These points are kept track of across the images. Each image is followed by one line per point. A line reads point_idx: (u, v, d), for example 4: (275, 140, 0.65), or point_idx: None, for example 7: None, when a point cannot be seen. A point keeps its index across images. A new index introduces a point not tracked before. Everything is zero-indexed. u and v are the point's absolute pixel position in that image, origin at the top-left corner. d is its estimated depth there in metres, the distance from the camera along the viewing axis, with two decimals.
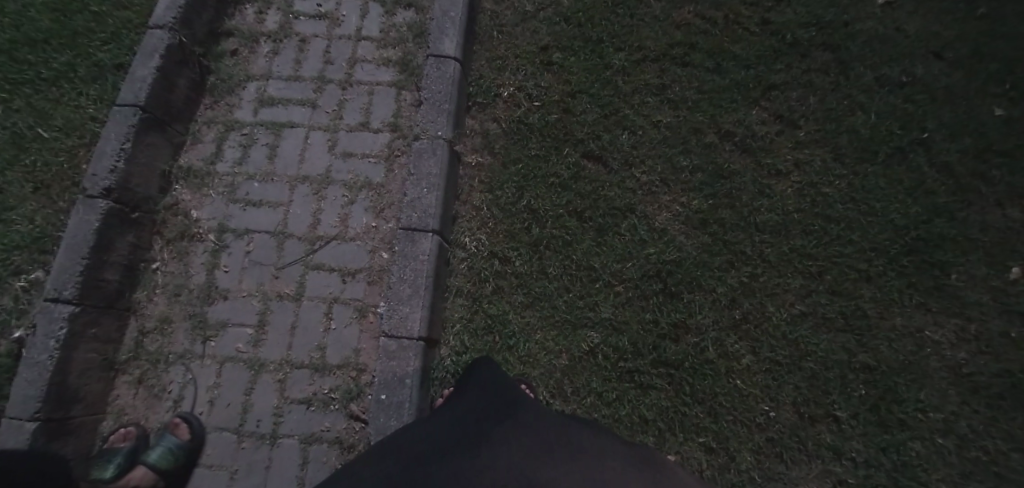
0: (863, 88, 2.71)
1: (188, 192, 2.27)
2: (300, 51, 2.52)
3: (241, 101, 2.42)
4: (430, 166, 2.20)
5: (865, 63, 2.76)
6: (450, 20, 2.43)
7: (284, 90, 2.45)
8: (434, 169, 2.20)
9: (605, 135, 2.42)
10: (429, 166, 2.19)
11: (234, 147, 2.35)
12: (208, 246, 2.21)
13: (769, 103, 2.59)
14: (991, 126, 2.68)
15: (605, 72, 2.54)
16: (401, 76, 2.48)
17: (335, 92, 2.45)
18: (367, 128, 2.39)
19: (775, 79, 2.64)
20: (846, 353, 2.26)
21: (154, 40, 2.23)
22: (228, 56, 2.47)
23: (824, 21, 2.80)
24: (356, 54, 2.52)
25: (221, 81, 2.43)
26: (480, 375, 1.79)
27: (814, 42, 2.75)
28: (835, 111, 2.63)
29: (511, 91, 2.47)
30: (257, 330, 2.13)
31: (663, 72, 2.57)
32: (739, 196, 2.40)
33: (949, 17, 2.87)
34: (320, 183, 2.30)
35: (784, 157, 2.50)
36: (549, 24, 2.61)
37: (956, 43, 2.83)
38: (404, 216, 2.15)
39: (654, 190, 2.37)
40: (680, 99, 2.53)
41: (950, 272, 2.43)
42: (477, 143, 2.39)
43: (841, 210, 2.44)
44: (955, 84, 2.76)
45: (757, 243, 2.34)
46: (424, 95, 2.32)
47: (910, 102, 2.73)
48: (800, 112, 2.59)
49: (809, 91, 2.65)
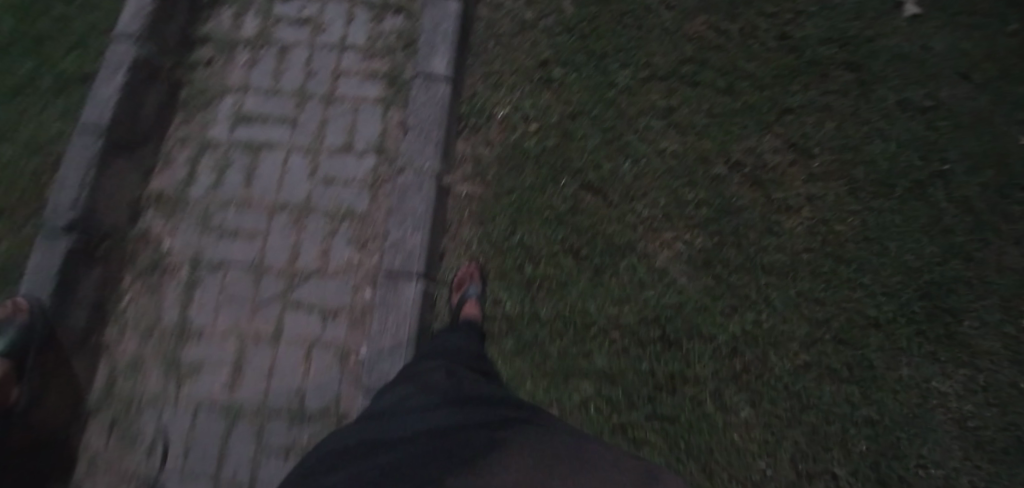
0: (883, 113, 2.54)
1: (159, 220, 2.13)
2: (280, 61, 2.33)
3: (215, 118, 2.25)
4: (415, 204, 2.05)
5: (887, 84, 2.59)
6: (440, 34, 2.24)
7: (262, 106, 2.28)
8: (420, 207, 2.05)
9: (606, 164, 2.25)
10: (414, 204, 2.05)
11: (208, 171, 2.20)
12: (181, 281, 2.08)
13: (784, 129, 2.41)
14: (1016, 157, 2.54)
15: (608, 91, 2.34)
16: (388, 92, 2.30)
17: (317, 109, 2.28)
18: (349, 151, 2.23)
19: (792, 102, 2.45)
20: (849, 406, 2.17)
21: (118, 55, 2.09)
22: (202, 67, 2.31)
23: (846, 37, 2.61)
24: (339, 66, 2.34)
25: (195, 95, 2.27)
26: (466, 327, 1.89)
27: (835, 60, 2.56)
28: (853, 139, 2.46)
29: (506, 112, 2.28)
30: (233, 373, 2.00)
31: (673, 91, 2.38)
32: (746, 234, 2.25)
33: (976, 34, 2.73)
34: (299, 211, 2.16)
35: (797, 191, 2.34)
36: (550, 35, 2.41)
37: (982, 64, 2.69)
38: (385, 260, 2.02)
39: (657, 226, 2.22)
40: (689, 123, 2.35)
41: (962, 318, 2.32)
42: (469, 172, 2.22)
43: (854, 249, 2.31)
44: (980, 110, 2.62)
45: (762, 285, 2.21)
46: (410, 118, 2.15)
47: (933, 129, 2.58)
48: (817, 140, 2.42)
49: (826, 115, 2.47)
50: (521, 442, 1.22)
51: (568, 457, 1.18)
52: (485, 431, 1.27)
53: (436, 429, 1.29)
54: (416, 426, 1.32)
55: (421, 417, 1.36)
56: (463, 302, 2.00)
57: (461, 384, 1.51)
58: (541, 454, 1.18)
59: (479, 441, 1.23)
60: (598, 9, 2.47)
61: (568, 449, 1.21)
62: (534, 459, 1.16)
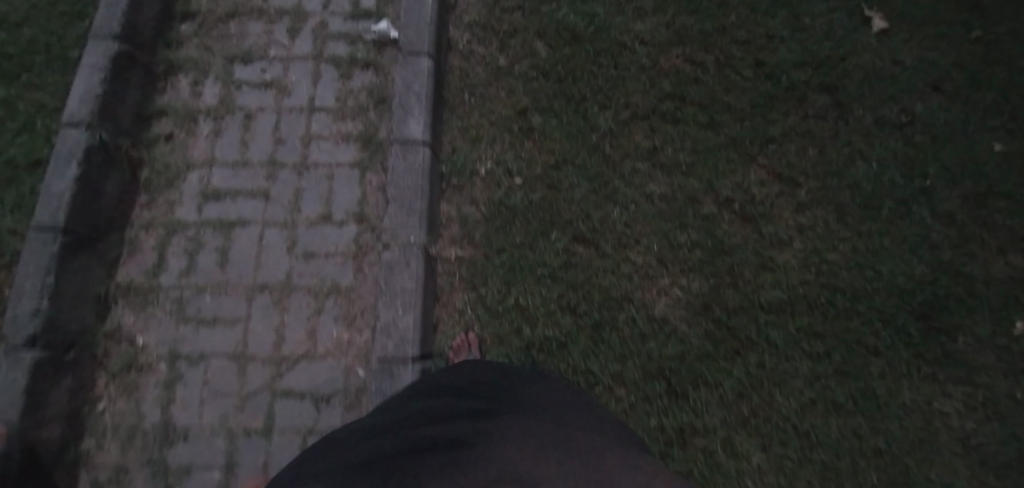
0: (863, 132, 2.52)
1: (131, 314, 2.01)
2: (246, 128, 2.24)
3: (182, 197, 2.15)
4: (404, 280, 1.97)
5: (863, 103, 2.57)
6: (413, 97, 2.16)
7: (230, 180, 2.17)
8: (410, 283, 1.97)
9: (596, 213, 2.19)
10: (404, 281, 1.96)
11: (179, 255, 2.08)
12: (160, 377, 1.96)
13: (768, 160, 2.38)
14: (992, 165, 2.56)
15: (590, 136, 2.29)
16: (364, 154, 2.21)
17: (290, 179, 2.17)
18: (328, 221, 2.12)
19: (774, 131, 2.41)
20: (857, 438, 2.16)
21: (70, 142, 1.94)
22: (162, 141, 2.20)
23: (820, 59, 2.59)
24: (310, 131, 2.24)
25: (157, 173, 2.16)
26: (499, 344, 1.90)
27: (811, 84, 2.54)
28: (835, 163, 2.43)
29: (489, 167, 2.21)
30: (225, 474, 1.88)
31: (656, 130, 2.33)
32: (742, 272, 2.22)
33: (943, 43, 2.76)
34: (281, 291, 2.05)
35: (786, 222, 2.31)
36: (526, 80, 2.35)
37: (951, 74, 2.71)
38: (379, 344, 1.94)
39: (652, 272, 2.17)
40: (674, 163, 2.29)
41: (956, 336, 2.32)
42: (456, 234, 2.14)
43: (846, 277, 2.30)
44: (954, 120, 2.63)
45: (761, 325, 2.19)
46: (390, 189, 2.08)
47: (911, 145, 2.56)
48: (800, 169, 2.38)
49: (808, 142, 2.44)
50: (509, 438, 1.07)
51: (560, 451, 1.04)
52: (480, 420, 1.16)
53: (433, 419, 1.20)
54: (415, 415, 1.23)
55: (421, 407, 1.28)
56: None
57: (467, 375, 1.40)
58: (531, 446, 1.05)
59: (463, 430, 1.12)
60: (573, 49, 2.42)
61: (560, 439, 1.10)
62: (520, 455, 1.00)
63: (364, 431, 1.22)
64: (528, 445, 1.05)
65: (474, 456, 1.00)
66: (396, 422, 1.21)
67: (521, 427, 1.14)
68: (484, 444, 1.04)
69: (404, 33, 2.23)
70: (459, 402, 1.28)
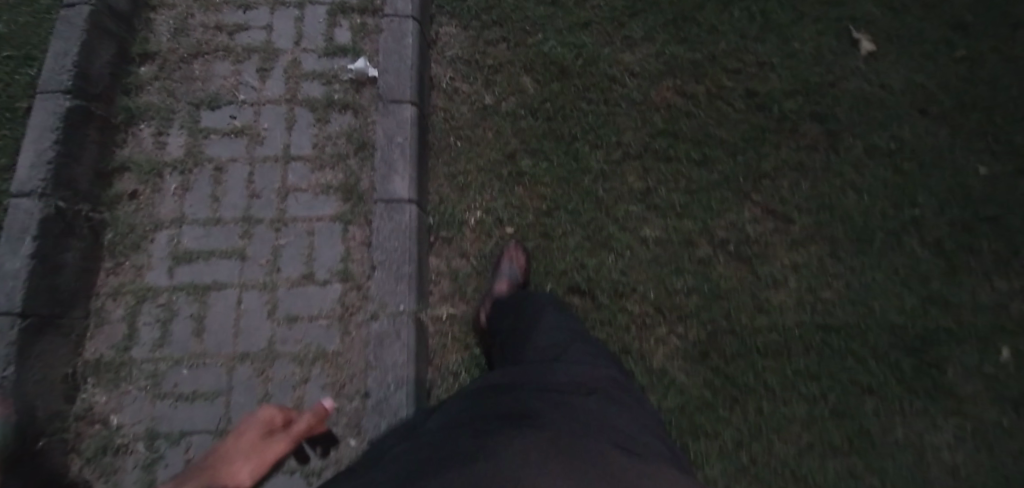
0: (854, 162, 2.46)
1: (103, 393, 1.91)
2: (217, 182, 2.12)
3: (150, 259, 2.05)
4: (394, 354, 1.88)
5: (854, 131, 2.52)
6: (396, 150, 2.04)
7: (202, 239, 2.07)
8: (401, 357, 1.88)
9: (591, 262, 2.12)
10: (395, 355, 1.88)
11: (151, 325, 1.98)
12: (138, 458, 1.86)
13: (761, 196, 2.30)
14: (978, 190, 2.50)
15: (581, 178, 2.20)
16: (347, 206, 2.10)
17: (267, 235, 2.07)
18: (311, 280, 2.02)
19: (766, 165, 2.34)
20: (852, 479, 2.05)
21: (22, 214, 1.84)
22: (126, 200, 2.09)
23: (811, 86, 2.54)
24: (287, 182, 2.13)
25: (122, 235, 2.05)
26: (529, 318, 1.78)
27: (802, 113, 2.48)
28: (828, 196, 2.36)
29: (479, 216, 2.12)
30: None
31: (648, 169, 2.25)
32: (739, 317, 2.15)
33: (928, 62, 2.72)
34: (263, 359, 1.94)
35: (781, 262, 2.23)
36: (513, 119, 2.27)
37: (939, 94, 2.66)
38: (371, 422, 1.85)
39: (650, 322, 2.12)
40: (668, 204, 2.21)
41: (945, 368, 2.21)
42: (446, 290, 2.05)
43: (841, 315, 2.21)
44: (942, 144, 2.58)
45: (759, 370, 2.12)
46: (376, 253, 1.98)
47: (900, 173, 2.51)
48: (794, 203, 2.31)
49: (800, 174, 2.38)
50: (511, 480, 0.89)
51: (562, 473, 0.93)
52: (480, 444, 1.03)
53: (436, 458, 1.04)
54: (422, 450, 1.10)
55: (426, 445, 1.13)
56: (499, 282, 1.96)
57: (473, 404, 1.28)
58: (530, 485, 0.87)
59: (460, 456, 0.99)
60: (560, 85, 2.34)
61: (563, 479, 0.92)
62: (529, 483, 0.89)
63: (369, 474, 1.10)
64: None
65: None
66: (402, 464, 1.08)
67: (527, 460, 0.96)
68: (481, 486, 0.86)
69: (385, 78, 2.05)
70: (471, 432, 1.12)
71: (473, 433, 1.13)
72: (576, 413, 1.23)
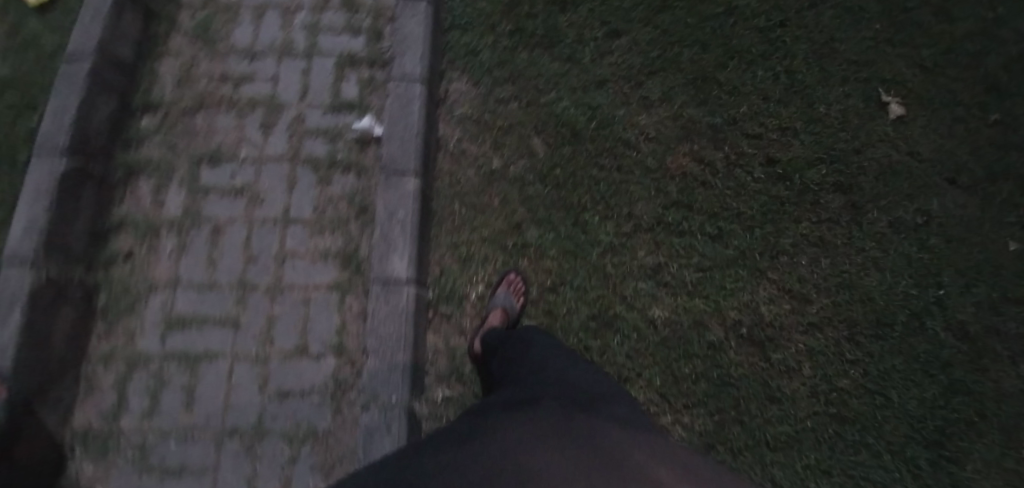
0: (877, 238, 2.34)
1: (90, 463, 1.88)
2: (213, 244, 2.07)
3: (143, 324, 2.01)
4: (382, 450, 1.80)
5: (879, 204, 2.40)
6: (398, 225, 1.96)
7: (196, 305, 2.02)
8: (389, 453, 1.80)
9: (595, 343, 2.05)
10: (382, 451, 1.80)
11: (141, 394, 1.94)
12: None
13: (778, 275, 2.20)
14: (1008, 268, 2.36)
15: (590, 252, 2.12)
16: (346, 275, 2.04)
17: (261, 303, 2.02)
18: (304, 354, 1.97)
19: (785, 241, 2.24)
20: None
21: (9, 286, 1.79)
22: (121, 261, 2.04)
23: (835, 154, 2.43)
24: (285, 247, 2.06)
25: (116, 298, 2.01)
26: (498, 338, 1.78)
27: (825, 184, 2.37)
28: (850, 275, 2.25)
29: (480, 291, 2.05)
30: None
31: (660, 244, 2.16)
32: (748, 406, 2.07)
33: (959, 128, 2.59)
34: (252, 435, 1.89)
35: (795, 346, 2.14)
36: (522, 185, 2.19)
37: (970, 163, 2.53)
38: None
39: (654, 409, 2.04)
40: (679, 283, 2.13)
41: (966, 464, 2.10)
42: (444, 369, 1.98)
43: (857, 406, 2.11)
44: (970, 216, 2.45)
45: (767, 465, 2.03)
46: (370, 335, 1.91)
47: (926, 250, 2.37)
48: (812, 283, 2.21)
49: (821, 251, 2.27)
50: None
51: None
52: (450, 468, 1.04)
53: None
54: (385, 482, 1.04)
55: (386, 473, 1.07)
56: (491, 313, 1.94)
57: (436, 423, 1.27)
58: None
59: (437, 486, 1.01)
60: (572, 150, 2.25)
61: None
62: None
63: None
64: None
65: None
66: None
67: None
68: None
69: (389, 148, 2.01)
70: (437, 459, 1.06)
71: (438, 455, 1.08)
72: (546, 410, 1.20)
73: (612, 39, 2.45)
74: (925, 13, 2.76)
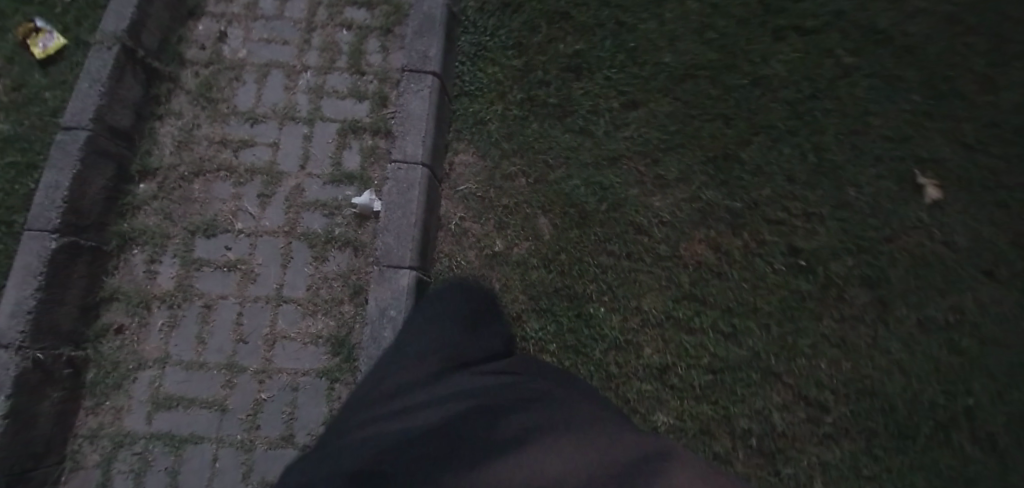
0: (902, 338, 2.20)
1: None
2: (204, 320, 2.00)
3: (130, 401, 1.95)
4: None
5: (906, 299, 2.25)
6: (388, 323, 1.88)
7: (184, 383, 1.95)
8: None
9: None
10: None
11: (127, 474, 1.90)
12: None
13: (792, 378, 2.07)
14: None
15: (592, 347, 2.04)
16: (337, 361, 1.96)
17: (250, 386, 1.94)
18: (290, 443, 1.90)
19: (804, 341, 2.10)
20: None
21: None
22: (112, 334, 2.00)
23: (864, 243, 2.28)
24: (276, 327, 1.99)
25: (105, 373, 1.96)
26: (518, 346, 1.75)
27: (850, 277, 2.23)
28: (870, 380, 2.12)
29: None
30: None
31: (667, 341, 2.06)
32: None
33: (1003, 212, 2.39)
34: None
35: (807, 458, 2.02)
36: (525, 270, 2.10)
37: (1012, 253, 2.32)
38: None
39: None
40: (685, 384, 2.03)
41: None
42: None
43: None
44: (1011, 314, 2.24)
45: None
46: None
47: (956, 352, 2.20)
48: (829, 388, 2.08)
49: (842, 353, 2.13)
50: (561, 439, 1.22)
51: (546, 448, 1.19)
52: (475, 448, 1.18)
53: (468, 443, 1.18)
54: (439, 427, 1.22)
55: (439, 417, 1.26)
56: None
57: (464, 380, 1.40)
58: (562, 441, 1.22)
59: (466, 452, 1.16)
60: (580, 233, 2.14)
61: (589, 434, 1.27)
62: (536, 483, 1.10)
63: (378, 444, 1.17)
64: (570, 439, 1.24)
65: (534, 459, 1.15)
66: (429, 437, 1.19)
67: (555, 433, 1.25)
68: (548, 439, 1.22)
69: (386, 240, 1.94)
70: (444, 461, 1.13)
71: (467, 434, 1.21)
72: (550, 412, 1.35)
73: (629, 111, 2.33)
74: (968, 82, 2.57)
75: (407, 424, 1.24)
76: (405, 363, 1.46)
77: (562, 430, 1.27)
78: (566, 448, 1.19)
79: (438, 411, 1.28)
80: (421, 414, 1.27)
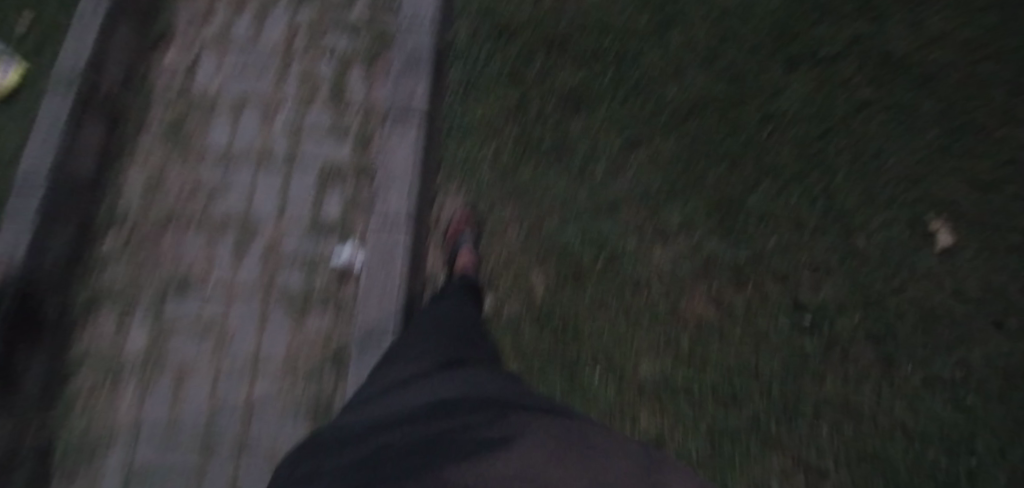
0: (908, 397, 2.10)
1: None
2: (177, 390, 1.88)
3: (99, 480, 1.81)
4: None
5: (913, 355, 2.15)
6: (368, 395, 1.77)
7: (156, 459, 1.82)
8: None
9: None
10: None
11: None
12: None
13: (791, 446, 2.00)
14: None
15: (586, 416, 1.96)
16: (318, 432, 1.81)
17: (225, 461, 1.80)
18: None
19: (804, 404, 2.04)
20: None
21: None
22: (79, 405, 1.87)
23: (871, 296, 2.19)
24: (252, 395, 1.87)
25: (73, 449, 1.83)
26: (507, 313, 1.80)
27: (857, 332, 2.15)
28: (873, 444, 2.03)
29: None
30: None
31: (663, 408, 1.98)
32: None
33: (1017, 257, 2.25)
34: None
35: None
36: (516, 333, 2.02)
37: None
38: None
39: None
40: (681, 455, 1.95)
41: None
42: None
43: None
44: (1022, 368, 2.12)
45: None
46: None
47: (964, 411, 2.08)
48: (830, 456, 2.01)
49: (844, 415, 2.06)
50: (540, 427, 1.06)
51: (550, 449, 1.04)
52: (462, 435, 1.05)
53: (444, 430, 1.07)
54: (423, 416, 1.12)
55: (428, 406, 1.18)
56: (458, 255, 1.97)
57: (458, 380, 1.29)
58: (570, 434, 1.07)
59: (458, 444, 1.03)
60: (574, 292, 2.05)
61: (579, 429, 1.08)
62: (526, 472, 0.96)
63: (361, 442, 1.11)
64: (552, 429, 1.06)
65: (509, 452, 0.97)
66: (411, 425, 1.11)
67: (539, 417, 1.10)
68: (529, 428, 1.04)
69: (367, 306, 1.85)
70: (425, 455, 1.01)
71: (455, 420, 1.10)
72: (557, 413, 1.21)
73: (630, 152, 2.18)
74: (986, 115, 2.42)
75: (397, 415, 1.17)
76: (409, 350, 1.46)
77: (548, 416, 1.11)
78: (542, 449, 1.00)
79: (426, 409, 1.17)
80: (413, 404, 1.20)
